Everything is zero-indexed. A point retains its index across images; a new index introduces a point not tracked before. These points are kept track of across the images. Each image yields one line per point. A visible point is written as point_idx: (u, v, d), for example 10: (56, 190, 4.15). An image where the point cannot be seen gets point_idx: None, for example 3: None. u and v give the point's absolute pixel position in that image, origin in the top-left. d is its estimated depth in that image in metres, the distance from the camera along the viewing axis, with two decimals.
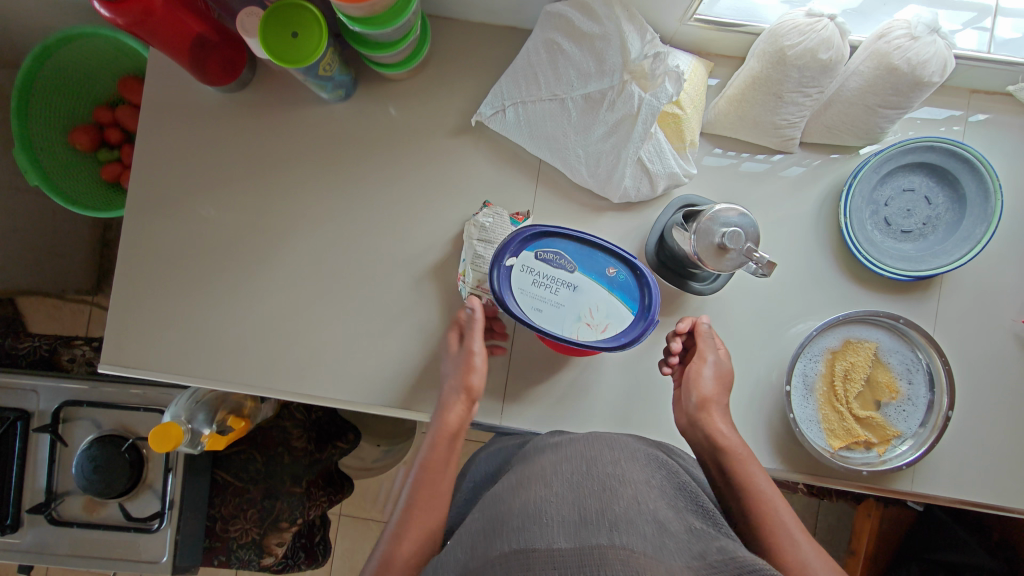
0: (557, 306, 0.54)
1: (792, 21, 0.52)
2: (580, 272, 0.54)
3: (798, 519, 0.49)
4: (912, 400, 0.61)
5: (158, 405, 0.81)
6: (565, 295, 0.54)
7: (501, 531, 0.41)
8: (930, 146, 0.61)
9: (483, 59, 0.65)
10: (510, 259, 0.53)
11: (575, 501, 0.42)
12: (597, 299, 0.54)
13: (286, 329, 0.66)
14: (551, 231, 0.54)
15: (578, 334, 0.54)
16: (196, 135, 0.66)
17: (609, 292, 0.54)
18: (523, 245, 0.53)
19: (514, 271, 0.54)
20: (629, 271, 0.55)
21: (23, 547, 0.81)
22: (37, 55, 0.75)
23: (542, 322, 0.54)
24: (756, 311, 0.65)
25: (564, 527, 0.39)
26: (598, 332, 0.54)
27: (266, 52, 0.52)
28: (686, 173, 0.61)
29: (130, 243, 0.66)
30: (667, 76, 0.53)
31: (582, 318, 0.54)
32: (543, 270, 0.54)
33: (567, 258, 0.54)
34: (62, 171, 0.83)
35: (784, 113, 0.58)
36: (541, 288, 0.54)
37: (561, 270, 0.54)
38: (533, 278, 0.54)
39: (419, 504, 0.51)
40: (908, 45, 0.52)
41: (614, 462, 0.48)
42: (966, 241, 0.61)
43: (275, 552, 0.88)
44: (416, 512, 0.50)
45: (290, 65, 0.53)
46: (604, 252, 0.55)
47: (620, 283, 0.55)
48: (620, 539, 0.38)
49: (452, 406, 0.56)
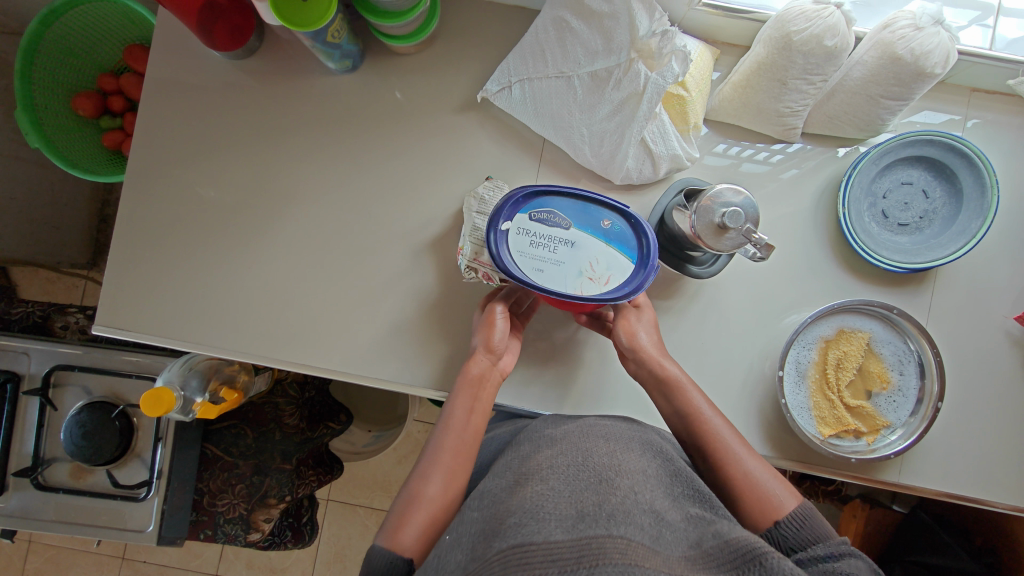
0: (558, 264, 0.54)
1: (799, 7, 0.53)
2: (576, 228, 0.55)
3: (735, 432, 0.52)
4: (903, 391, 0.62)
5: (151, 373, 0.81)
6: (564, 252, 0.54)
7: (499, 529, 0.41)
8: (930, 140, 0.62)
9: (492, 36, 0.66)
10: (505, 223, 0.54)
11: (571, 495, 0.42)
12: (596, 252, 0.55)
13: (283, 299, 0.66)
14: (539, 191, 0.55)
15: (582, 289, 0.54)
16: (200, 99, 0.66)
17: (607, 244, 0.55)
18: (515, 208, 0.55)
19: (511, 234, 0.54)
20: (624, 221, 0.55)
21: (7, 511, 0.80)
22: (44, 17, 0.74)
23: (544, 281, 0.54)
24: (751, 298, 0.65)
25: (561, 521, 0.39)
26: (602, 285, 0.54)
27: (273, 13, 0.52)
28: (689, 156, 0.61)
29: (129, 205, 0.66)
30: (674, 56, 0.52)
31: (584, 273, 0.54)
32: (539, 230, 0.54)
33: (561, 215, 0.55)
34: (63, 136, 0.83)
35: (787, 100, 0.59)
36: (539, 248, 0.54)
37: (556, 227, 0.54)
38: (530, 240, 0.54)
39: (446, 456, 0.51)
40: (912, 35, 0.52)
41: (610, 453, 0.48)
42: (962, 234, 0.62)
43: (261, 528, 0.88)
44: (440, 463, 0.51)
45: (298, 28, 0.53)
46: (597, 205, 0.55)
47: (616, 234, 0.55)
48: (617, 529, 0.38)
49: (476, 360, 0.57)
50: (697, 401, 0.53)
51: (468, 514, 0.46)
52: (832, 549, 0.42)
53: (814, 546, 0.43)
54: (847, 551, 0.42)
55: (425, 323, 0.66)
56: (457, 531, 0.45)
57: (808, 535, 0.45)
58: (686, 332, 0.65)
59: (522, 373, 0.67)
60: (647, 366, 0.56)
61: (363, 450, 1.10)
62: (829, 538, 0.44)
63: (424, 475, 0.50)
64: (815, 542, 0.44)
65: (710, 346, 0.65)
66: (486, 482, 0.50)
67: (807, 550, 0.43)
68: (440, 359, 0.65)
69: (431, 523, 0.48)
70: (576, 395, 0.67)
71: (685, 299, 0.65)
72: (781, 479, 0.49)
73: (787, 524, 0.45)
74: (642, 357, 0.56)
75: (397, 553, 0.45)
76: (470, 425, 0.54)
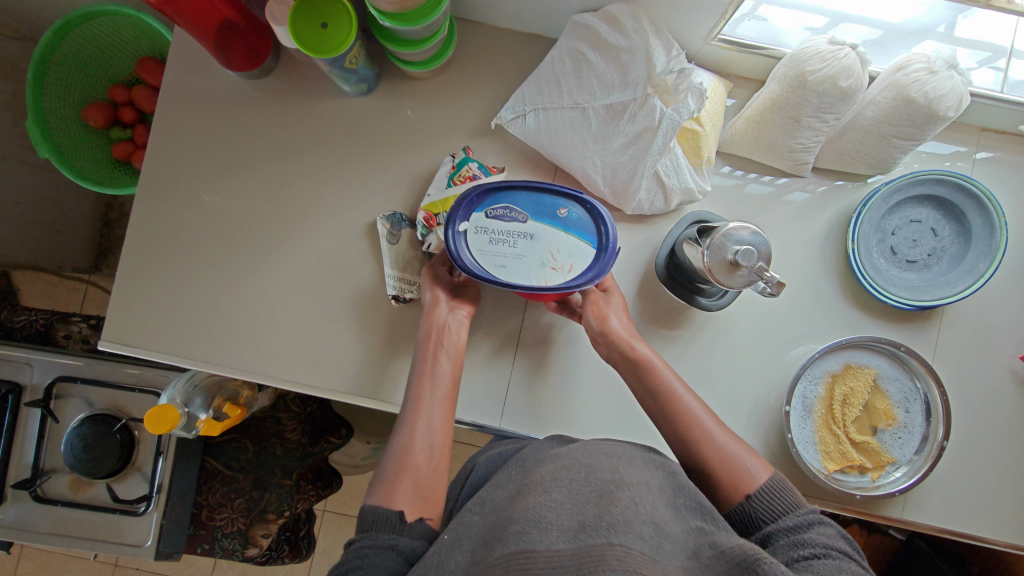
0: (520, 258, 0.55)
1: (814, 47, 0.53)
2: (533, 220, 0.55)
3: (705, 407, 0.53)
4: (908, 429, 0.62)
5: (154, 387, 0.80)
6: (523, 245, 0.55)
7: (502, 534, 0.40)
8: (940, 180, 0.62)
9: (507, 64, 0.66)
10: (463, 223, 0.55)
11: (572, 503, 0.42)
12: (557, 241, 0.55)
13: (291, 319, 0.66)
14: (491, 188, 0.55)
15: (546, 279, 0.54)
16: (213, 117, 0.66)
17: (566, 233, 0.55)
18: (470, 207, 0.55)
19: (469, 233, 0.55)
20: (581, 208, 0.56)
21: (5, 522, 0.79)
22: (58, 29, 0.74)
23: (509, 276, 0.55)
24: (759, 331, 0.65)
25: (563, 531, 0.39)
26: (565, 273, 0.55)
27: (294, 39, 0.53)
28: (701, 189, 0.62)
29: (139, 221, 0.66)
30: (690, 93, 0.53)
31: (547, 263, 0.55)
32: (496, 226, 0.55)
33: (517, 210, 0.55)
34: (73, 147, 0.83)
35: (799, 137, 0.59)
36: (499, 244, 0.55)
37: (514, 222, 0.55)
38: (489, 237, 0.55)
39: (425, 416, 0.53)
40: (926, 79, 0.53)
41: (610, 459, 0.47)
42: (970, 273, 0.62)
43: (259, 543, 0.87)
44: (423, 425, 0.53)
45: (315, 55, 0.53)
46: (551, 195, 0.56)
47: (574, 221, 0.55)
48: (618, 537, 0.38)
49: (436, 310, 0.59)
50: (666, 375, 0.54)
51: (470, 513, 0.47)
52: (802, 516, 0.44)
53: (786, 515, 0.44)
54: (815, 518, 0.43)
55: None
56: (458, 530, 0.45)
57: (780, 505, 0.45)
58: (694, 363, 0.65)
59: (529, 399, 0.67)
60: (618, 347, 0.57)
61: (363, 463, 1.09)
62: (801, 505, 0.45)
63: (410, 439, 0.52)
64: (785, 510, 0.45)
65: (718, 377, 0.65)
66: (491, 491, 0.49)
67: (779, 521, 0.44)
68: None
69: (419, 480, 0.49)
70: (581, 422, 0.67)
71: (692, 329, 0.65)
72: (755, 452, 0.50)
73: (760, 496, 0.46)
74: (614, 340, 0.57)
75: (390, 507, 0.47)
76: (438, 384, 0.55)
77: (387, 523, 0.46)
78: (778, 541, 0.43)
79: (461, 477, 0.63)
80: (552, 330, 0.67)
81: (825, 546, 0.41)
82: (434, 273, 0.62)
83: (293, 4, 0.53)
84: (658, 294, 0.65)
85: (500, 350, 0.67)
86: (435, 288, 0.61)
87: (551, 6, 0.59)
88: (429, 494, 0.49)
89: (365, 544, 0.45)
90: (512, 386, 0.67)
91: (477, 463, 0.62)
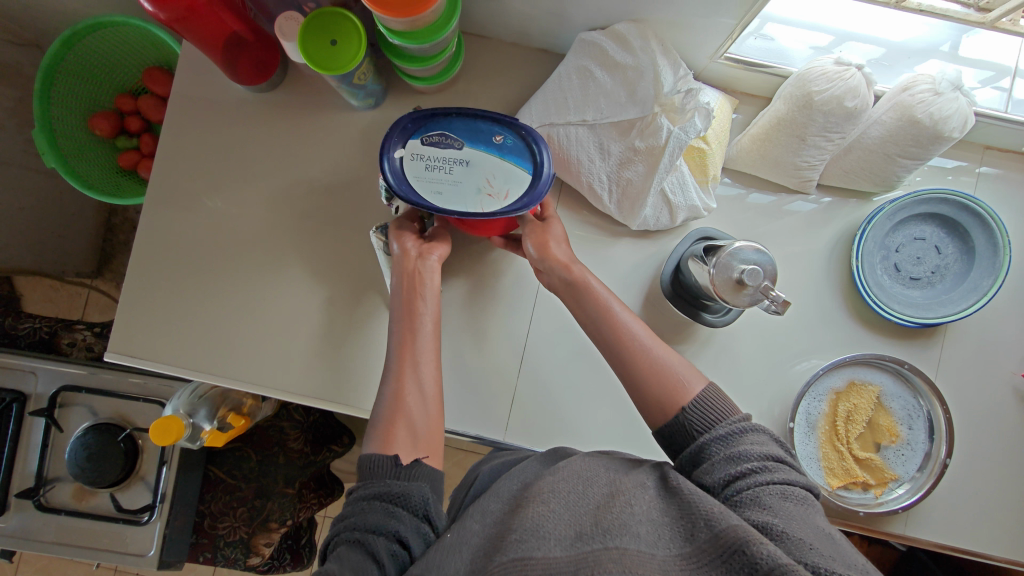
0: (456, 184, 0.56)
1: (820, 68, 0.54)
2: (469, 146, 0.56)
3: (648, 330, 0.52)
4: (911, 445, 0.62)
5: (158, 396, 0.80)
6: (460, 171, 0.55)
7: (501, 544, 0.39)
8: (944, 199, 0.63)
9: (514, 79, 0.66)
10: (398, 150, 0.55)
11: (569, 513, 0.41)
12: (492, 168, 0.56)
13: (295, 330, 0.66)
14: (427, 115, 0.55)
15: (482, 206, 0.55)
16: (221, 129, 0.67)
17: (501, 159, 0.56)
18: (406, 133, 0.55)
19: (406, 161, 0.55)
20: (515, 134, 0.56)
21: (8, 531, 0.79)
22: (65, 40, 0.74)
23: (444, 203, 0.55)
24: (763, 346, 0.66)
25: (560, 538, 0.38)
26: (501, 199, 0.55)
27: (303, 56, 0.53)
28: (706, 207, 0.62)
29: (145, 232, 0.66)
30: (698, 112, 0.52)
31: (482, 189, 0.56)
32: (432, 153, 0.55)
33: (452, 136, 0.56)
34: (78, 154, 0.83)
35: (804, 155, 0.60)
36: (435, 171, 0.55)
37: (449, 148, 0.56)
38: (425, 164, 0.55)
39: (412, 364, 0.54)
40: (931, 100, 0.53)
41: (607, 472, 0.46)
42: (973, 291, 0.63)
43: (262, 552, 0.88)
44: (419, 372, 0.54)
45: (323, 71, 0.53)
46: (485, 121, 0.56)
47: (509, 147, 0.56)
48: (614, 541, 0.37)
49: (409, 248, 0.58)
50: (616, 309, 0.53)
51: (468, 519, 0.45)
52: (735, 425, 0.43)
53: (718, 425, 0.44)
54: (749, 428, 0.43)
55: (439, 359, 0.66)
56: (459, 534, 0.43)
57: (712, 414, 0.45)
58: None
59: (533, 411, 0.67)
60: (556, 274, 0.57)
61: None
62: (731, 412, 0.45)
63: (400, 387, 0.52)
64: (718, 419, 0.44)
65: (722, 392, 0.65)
66: (492, 502, 0.47)
67: (713, 430, 0.44)
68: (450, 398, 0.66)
69: (410, 420, 0.50)
70: (586, 434, 0.67)
71: (697, 344, 0.66)
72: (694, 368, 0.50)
73: (693, 408, 0.46)
74: (552, 266, 0.57)
75: (386, 452, 0.48)
76: (418, 331, 0.55)
77: (385, 469, 0.46)
78: (712, 452, 0.43)
79: (465, 484, 0.63)
80: (557, 342, 0.68)
81: (758, 461, 0.40)
82: (400, 224, 0.60)
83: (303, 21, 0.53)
84: (663, 308, 0.66)
85: (505, 362, 0.67)
86: (402, 238, 0.59)
87: (559, 23, 0.60)
88: (425, 433, 0.50)
89: (364, 494, 0.45)
90: (517, 399, 0.67)
91: (484, 470, 0.61)
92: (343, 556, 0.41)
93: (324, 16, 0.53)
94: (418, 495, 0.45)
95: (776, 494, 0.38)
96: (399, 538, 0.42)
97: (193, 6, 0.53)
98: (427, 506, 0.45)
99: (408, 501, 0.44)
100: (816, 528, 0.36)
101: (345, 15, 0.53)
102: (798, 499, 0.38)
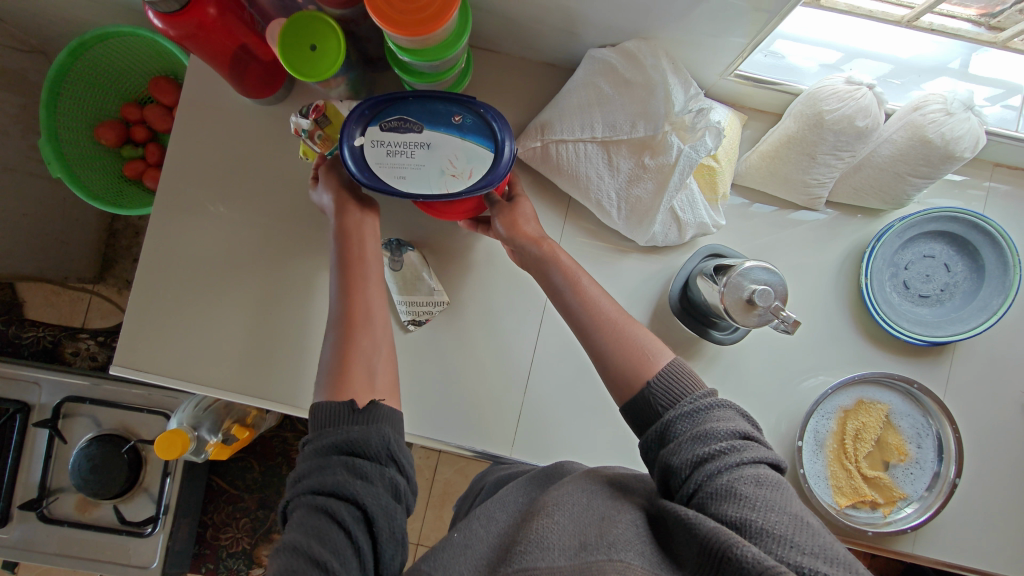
0: (419, 168, 0.54)
1: (831, 87, 0.54)
2: (429, 128, 0.54)
3: (615, 304, 0.52)
4: (920, 464, 0.62)
5: (162, 408, 0.80)
6: (421, 155, 0.54)
7: (507, 555, 0.38)
8: (953, 217, 0.63)
9: (523, 95, 0.66)
10: (358, 138, 0.53)
11: (575, 524, 0.39)
12: (454, 148, 0.54)
13: (295, 341, 0.66)
14: (384, 99, 0.53)
15: (446, 187, 0.54)
16: (227, 142, 0.66)
17: (463, 139, 0.54)
18: (363, 121, 0.53)
19: (367, 148, 0.53)
20: (475, 112, 0.54)
21: (10, 542, 0.79)
22: (72, 50, 0.74)
23: (409, 187, 0.53)
24: (771, 364, 0.66)
25: (565, 549, 0.36)
26: (465, 179, 0.54)
27: (290, 70, 0.52)
28: (714, 223, 0.63)
29: (153, 243, 0.65)
30: (708, 131, 0.52)
31: (446, 171, 0.54)
32: (392, 138, 0.53)
33: (411, 119, 0.53)
34: (83, 163, 0.82)
35: (814, 173, 0.59)
36: (397, 156, 0.53)
37: (409, 132, 0.53)
38: (387, 150, 0.53)
39: (362, 312, 0.52)
40: (943, 120, 0.53)
41: (609, 487, 0.44)
42: (982, 310, 0.63)
43: (263, 562, 0.88)
44: (378, 326, 0.53)
45: (309, 79, 0.52)
46: (444, 102, 0.54)
47: (470, 127, 0.54)
48: (618, 554, 0.36)
49: (349, 207, 0.57)
50: (586, 285, 0.53)
51: (474, 521, 0.45)
52: (701, 401, 0.42)
53: (683, 399, 0.43)
54: (716, 402, 0.42)
55: (446, 373, 0.66)
56: (467, 534, 0.43)
57: (677, 389, 0.44)
58: None
59: (538, 427, 0.66)
60: (526, 249, 0.57)
61: None
62: (697, 386, 0.44)
63: (348, 343, 0.51)
64: (684, 394, 0.43)
65: None
66: (498, 513, 0.46)
67: (677, 406, 0.42)
68: (459, 414, 0.66)
69: (369, 365, 0.50)
70: (590, 448, 0.67)
71: (705, 361, 0.65)
72: (661, 346, 0.48)
73: (659, 382, 0.45)
74: (523, 241, 0.57)
75: (340, 400, 0.46)
76: (367, 275, 0.55)
77: (342, 416, 0.45)
78: (678, 429, 0.41)
79: (470, 496, 0.62)
80: (563, 357, 0.67)
81: (726, 440, 0.39)
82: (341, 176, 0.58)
83: (281, 31, 0.51)
84: (670, 324, 0.66)
85: (511, 378, 0.67)
86: (339, 189, 0.58)
87: (568, 39, 0.59)
88: (377, 383, 0.49)
89: (320, 448, 0.43)
90: (523, 413, 0.67)
91: (490, 478, 0.61)
92: (306, 523, 0.40)
93: (317, 25, 0.51)
94: (378, 438, 0.43)
95: (750, 481, 0.36)
96: (359, 501, 0.41)
97: (204, 21, 0.52)
98: (389, 446, 0.44)
99: (367, 445, 0.43)
100: (791, 515, 0.34)
101: (320, 18, 0.51)
102: (765, 479, 0.37)
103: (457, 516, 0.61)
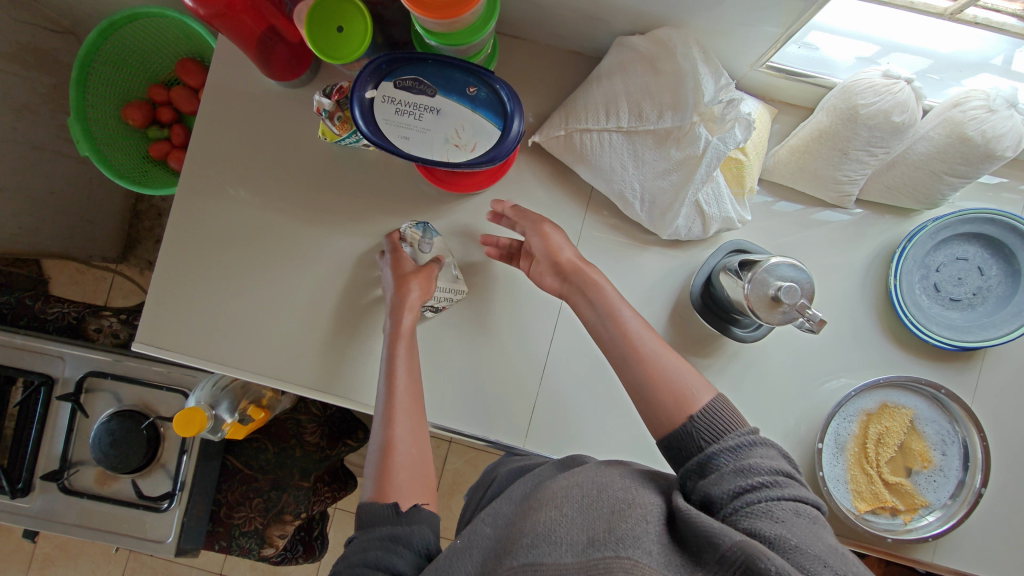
0: (425, 132, 0.54)
1: (868, 80, 0.52)
2: (442, 95, 0.53)
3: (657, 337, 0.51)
4: (944, 472, 0.61)
5: (181, 386, 0.81)
6: (429, 119, 0.53)
7: (512, 548, 0.38)
8: (989, 219, 0.60)
9: (549, 83, 0.66)
10: (368, 91, 0.52)
11: (583, 516, 0.38)
12: (463, 119, 0.54)
13: (312, 324, 0.66)
14: (403, 56, 0.52)
15: (447, 156, 0.54)
16: (251, 123, 0.67)
17: (473, 111, 0.54)
18: (378, 74, 0.52)
19: (375, 102, 0.53)
20: (491, 88, 0.54)
21: (31, 512, 0.81)
22: (102, 30, 0.75)
23: (410, 149, 0.54)
24: (793, 364, 0.64)
25: (572, 545, 0.36)
26: (467, 152, 0.54)
27: (312, 48, 0.51)
28: (740, 219, 0.62)
29: (177, 222, 0.66)
30: (737, 122, 0.51)
31: (450, 140, 0.54)
32: (404, 97, 0.53)
33: (426, 81, 0.53)
34: (111, 143, 0.84)
35: (845, 169, 0.58)
36: (405, 116, 0.53)
37: (421, 95, 0.53)
38: (396, 108, 0.53)
39: (402, 408, 0.55)
40: (984, 117, 0.51)
41: (624, 478, 0.43)
42: (1017, 316, 0.60)
43: (275, 543, 0.88)
44: (419, 424, 0.56)
45: (329, 60, 0.51)
46: (462, 71, 0.53)
47: (483, 100, 0.53)
48: (625, 551, 0.34)
49: (411, 286, 0.61)
50: (626, 317, 0.52)
51: (481, 522, 0.45)
52: (745, 438, 0.41)
53: (727, 436, 0.41)
54: (759, 441, 0.41)
55: (462, 360, 0.66)
56: (469, 537, 0.43)
57: (721, 426, 0.42)
58: (725, 392, 0.64)
59: (553, 418, 0.66)
60: (569, 277, 0.56)
61: None
62: (741, 424, 0.43)
63: (392, 430, 0.54)
64: (728, 430, 0.42)
65: (747, 407, 0.64)
66: (503, 505, 0.46)
67: (721, 441, 0.41)
68: (473, 402, 0.66)
69: (408, 460, 0.53)
70: (607, 444, 0.66)
71: (723, 358, 0.65)
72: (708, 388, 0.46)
73: (702, 417, 0.43)
74: (569, 267, 0.56)
75: (383, 499, 0.49)
76: (411, 370, 0.58)
77: (384, 515, 0.48)
78: (720, 463, 0.40)
79: (482, 485, 0.62)
80: (584, 350, 0.66)
81: (770, 476, 0.38)
82: (429, 271, 0.63)
83: (308, 11, 0.51)
84: (690, 319, 0.65)
85: (527, 369, 0.66)
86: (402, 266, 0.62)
87: (596, 27, 0.58)
88: (417, 479, 0.52)
89: (361, 541, 0.46)
90: (539, 405, 0.66)
91: (504, 470, 0.60)
92: None
93: (344, 7, 0.51)
94: (419, 536, 0.46)
95: (790, 512, 0.35)
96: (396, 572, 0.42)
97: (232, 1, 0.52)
98: (427, 545, 0.46)
99: (409, 542, 0.45)
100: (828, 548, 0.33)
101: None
102: (806, 518, 0.35)
103: (468, 508, 0.61)
